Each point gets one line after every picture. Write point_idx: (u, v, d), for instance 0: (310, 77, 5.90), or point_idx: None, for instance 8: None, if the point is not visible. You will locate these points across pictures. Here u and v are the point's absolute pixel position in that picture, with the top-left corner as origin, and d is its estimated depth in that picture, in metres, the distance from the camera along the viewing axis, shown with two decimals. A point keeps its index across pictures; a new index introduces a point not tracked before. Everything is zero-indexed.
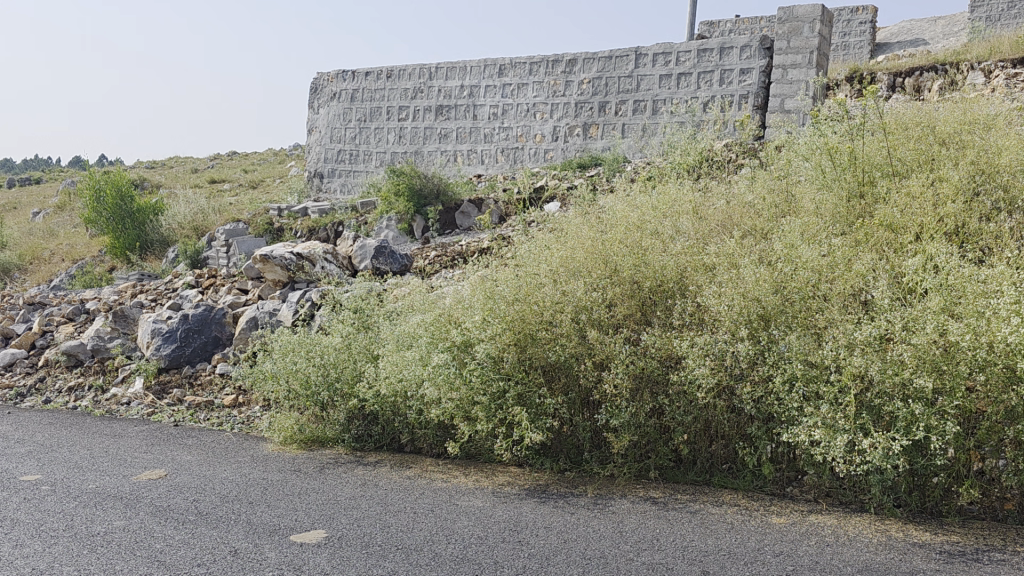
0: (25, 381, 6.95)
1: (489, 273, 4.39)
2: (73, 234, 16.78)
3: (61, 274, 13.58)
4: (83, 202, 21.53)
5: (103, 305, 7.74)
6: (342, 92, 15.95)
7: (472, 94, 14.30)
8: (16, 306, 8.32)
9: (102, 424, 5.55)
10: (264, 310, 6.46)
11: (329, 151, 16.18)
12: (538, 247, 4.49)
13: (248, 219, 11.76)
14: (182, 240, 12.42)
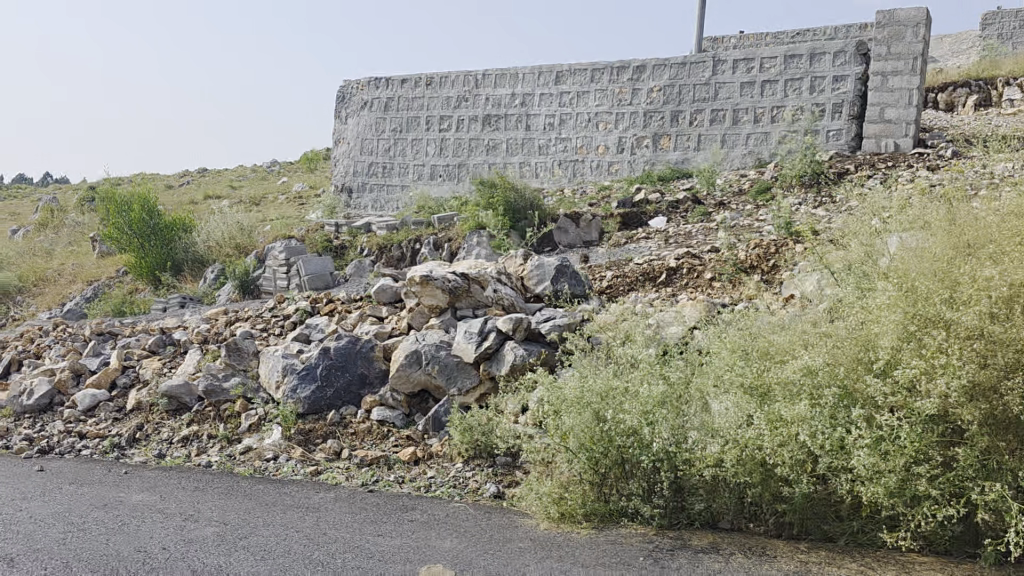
0: (119, 430, 5.74)
1: (870, 298, 3.41)
2: (74, 254, 15.39)
3: (76, 299, 12.25)
4: (70, 220, 20.06)
5: (194, 335, 6.54)
6: (375, 101, 14.86)
7: (525, 103, 13.33)
8: (78, 337, 7.07)
9: (265, 488, 4.39)
10: (428, 342, 5.34)
11: (359, 164, 15.05)
12: (911, 258, 3.50)
13: (303, 237, 10.61)
14: (224, 260, 11.24)
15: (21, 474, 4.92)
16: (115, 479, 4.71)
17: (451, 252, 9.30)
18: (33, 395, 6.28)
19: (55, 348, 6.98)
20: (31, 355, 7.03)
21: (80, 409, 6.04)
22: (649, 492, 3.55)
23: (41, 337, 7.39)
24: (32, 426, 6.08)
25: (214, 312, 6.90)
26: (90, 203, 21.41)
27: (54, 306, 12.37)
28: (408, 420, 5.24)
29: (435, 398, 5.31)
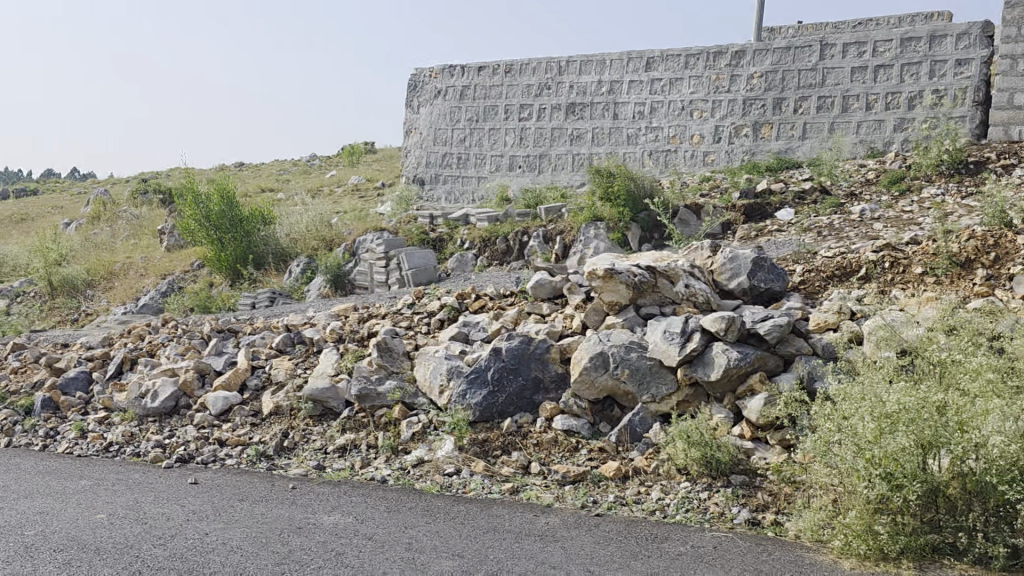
0: (261, 436, 5.24)
1: None
2: (139, 248, 14.99)
3: (151, 293, 11.83)
4: (125, 213, 19.71)
5: (327, 333, 6.03)
6: (450, 89, 14.33)
7: (613, 91, 12.74)
8: (193, 333, 6.58)
9: (470, 510, 3.85)
10: (615, 343, 4.78)
11: (432, 155, 14.53)
12: None
13: (396, 229, 10.11)
14: (309, 252, 10.76)
15: (177, 488, 4.41)
16: (286, 496, 4.19)
17: (564, 245, 8.75)
18: (159, 398, 5.80)
19: (171, 346, 6.51)
20: (145, 354, 6.56)
21: (212, 412, 5.55)
22: (999, 519, 2.97)
23: (151, 334, 6.91)
24: (160, 432, 5.59)
25: (341, 308, 6.38)
26: (142, 195, 21.07)
27: (127, 300, 11.96)
28: (596, 430, 4.68)
29: (623, 406, 4.76)
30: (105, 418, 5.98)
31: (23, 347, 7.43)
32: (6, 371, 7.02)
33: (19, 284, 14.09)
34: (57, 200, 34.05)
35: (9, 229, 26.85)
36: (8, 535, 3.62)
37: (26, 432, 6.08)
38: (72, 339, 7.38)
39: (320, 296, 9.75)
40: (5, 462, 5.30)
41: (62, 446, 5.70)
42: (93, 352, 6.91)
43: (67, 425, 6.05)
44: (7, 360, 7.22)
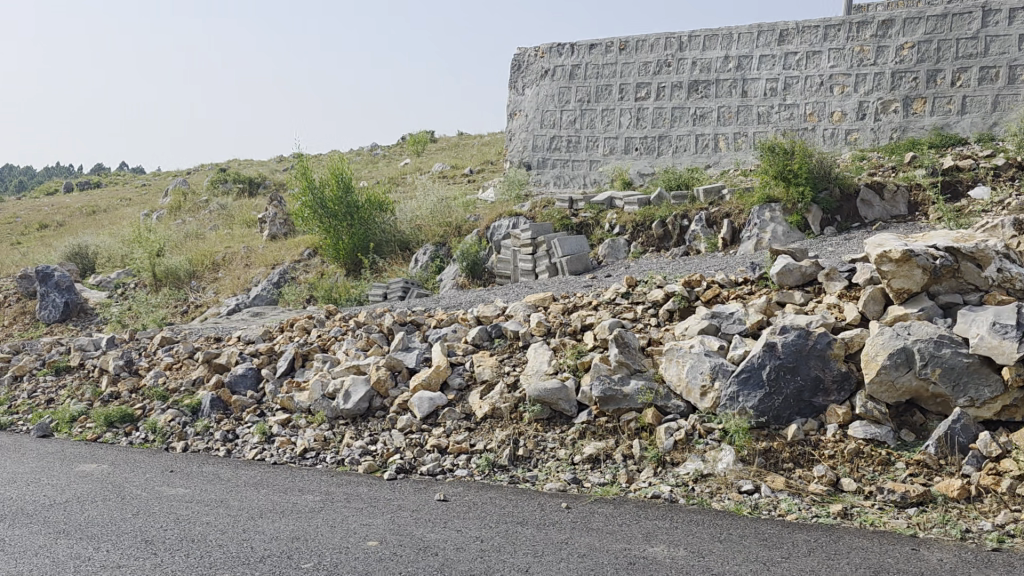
0: (485, 443, 4.63)
1: None
2: (236, 237, 14.53)
3: (263, 283, 11.32)
4: (209, 204, 19.32)
5: (532, 326, 5.40)
6: (558, 69, 13.59)
7: (741, 66, 11.90)
8: (370, 326, 6.00)
9: (819, 540, 3.19)
10: (919, 336, 4.06)
11: (539, 138, 13.83)
12: None
13: (533, 214, 9.46)
14: (434, 239, 10.18)
15: (429, 507, 3.81)
16: (571, 519, 3.56)
17: (733, 229, 8.05)
18: (351, 399, 5.22)
19: (347, 341, 5.94)
20: (318, 349, 6.00)
21: (418, 415, 4.95)
22: None
23: (317, 327, 6.35)
24: (360, 437, 5.02)
25: (538, 297, 5.74)
26: (222, 185, 20.75)
27: (236, 291, 11.52)
28: (902, 439, 3.99)
29: (928, 411, 4.07)
30: (288, 420, 5.42)
31: (173, 342, 6.93)
32: (161, 367, 6.52)
33: (118, 275, 13.77)
34: (125, 192, 34.09)
35: (84, 221, 26.81)
36: (284, 569, 3.05)
37: (200, 435, 5.55)
38: (225, 334, 6.87)
39: (456, 285, 9.16)
40: (199, 470, 4.77)
41: (249, 452, 5.15)
42: (255, 345, 6.37)
43: (245, 428, 5.51)
44: (159, 356, 6.73)
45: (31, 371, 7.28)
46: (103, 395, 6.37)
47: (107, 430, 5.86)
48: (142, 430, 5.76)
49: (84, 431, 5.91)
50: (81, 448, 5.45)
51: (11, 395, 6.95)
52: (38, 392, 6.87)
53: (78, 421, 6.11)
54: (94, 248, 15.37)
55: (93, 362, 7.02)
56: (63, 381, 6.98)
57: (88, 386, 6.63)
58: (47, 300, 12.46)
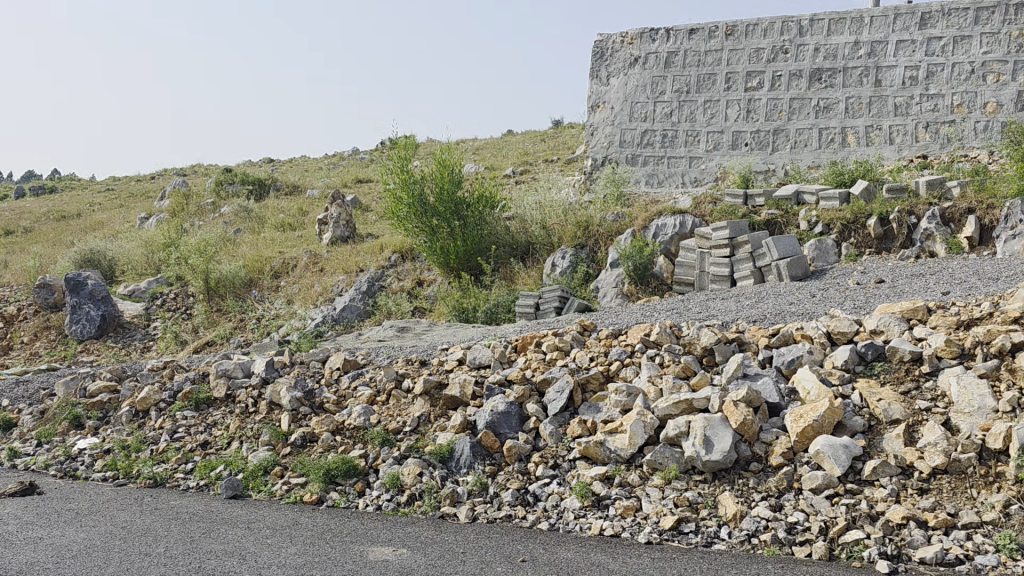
0: (976, 511, 3.29)
1: None
2: (280, 241, 12.80)
3: (350, 293, 9.72)
4: (219, 207, 17.42)
5: (935, 347, 4.06)
6: (651, 56, 12.22)
7: (874, 53, 10.78)
8: (670, 347, 4.58)
9: None
10: None
11: (628, 133, 12.37)
12: None
13: (702, 212, 8.13)
14: (569, 241, 8.74)
15: None
16: None
17: (981, 227, 6.84)
18: (716, 447, 3.81)
19: (644, 367, 4.52)
20: (601, 378, 4.56)
21: (837, 472, 3.57)
22: None
23: (575, 347, 4.91)
24: (751, 502, 3.62)
25: (905, 309, 4.42)
26: (229, 186, 18.88)
27: (315, 302, 9.88)
28: None
29: None
30: (610, 475, 3.98)
31: (359, 367, 5.41)
32: (362, 401, 5.01)
33: (150, 283, 11.95)
34: (89, 197, 31.60)
35: (54, 228, 24.43)
36: None
37: (479, 497, 4.07)
38: (426, 356, 5.36)
39: (622, 294, 7.77)
40: (559, 557, 3.31)
41: (583, 525, 3.70)
42: (493, 372, 4.90)
43: (544, 487, 4.05)
44: (350, 387, 5.20)
45: (158, 406, 5.67)
46: (293, 439, 4.82)
47: (330, 489, 4.34)
48: (382, 488, 4.26)
49: (295, 490, 4.38)
50: (325, 520, 3.92)
51: (144, 438, 5.34)
52: (183, 434, 5.28)
53: (275, 474, 4.57)
54: (109, 254, 13.48)
55: (251, 393, 5.44)
56: (213, 419, 5.39)
57: (261, 426, 5.08)
58: (78, 313, 10.62)
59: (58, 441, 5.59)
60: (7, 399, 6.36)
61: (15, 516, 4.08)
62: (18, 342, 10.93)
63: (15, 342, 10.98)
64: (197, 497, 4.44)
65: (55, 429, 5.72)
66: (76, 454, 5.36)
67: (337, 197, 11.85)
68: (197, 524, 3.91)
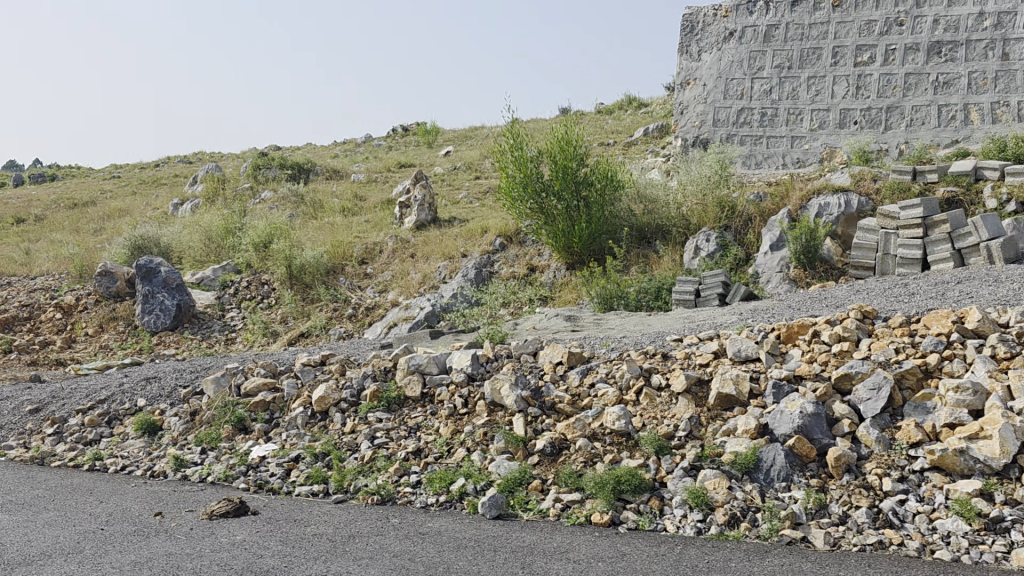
0: None
1: None
2: (350, 225, 12.04)
3: (457, 280, 8.99)
4: (261, 192, 16.57)
5: None
6: (748, 30, 11.55)
7: (1002, 24, 10.08)
8: (1000, 338, 3.92)
9: None
10: None
11: (722, 111, 11.68)
12: None
13: (866, 189, 7.46)
14: (710, 222, 8.07)
15: None
16: None
17: None
18: None
19: (974, 361, 3.86)
20: (919, 373, 3.89)
21: None
22: None
23: (863, 337, 4.24)
24: None
25: None
26: (266, 171, 18.03)
27: (416, 290, 9.14)
28: None
29: None
30: (990, 490, 3.30)
31: (585, 361, 4.69)
32: (609, 402, 4.30)
33: (218, 271, 11.15)
34: (96, 185, 30.58)
35: (69, 216, 23.45)
36: None
37: (823, 518, 3.38)
38: (664, 348, 4.66)
39: (789, 279, 7.09)
40: None
41: (993, 554, 3.02)
42: (768, 366, 4.22)
43: (904, 504, 3.36)
44: (584, 384, 4.49)
45: (340, 407, 4.93)
46: (541, 446, 4.11)
47: (621, 508, 3.63)
48: (687, 506, 3.56)
49: (575, 509, 3.67)
50: (656, 550, 3.21)
51: (338, 443, 4.61)
52: (386, 439, 4.54)
53: (536, 489, 3.86)
54: (163, 241, 12.65)
55: (457, 392, 4.71)
56: (416, 422, 4.67)
57: (487, 429, 4.36)
58: (151, 303, 9.83)
59: (227, 448, 4.85)
60: (143, 398, 5.60)
61: (261, 545, 3.35)
62: (83, 334, 10.13)
63: (79, 334, 10.17)
64: (454, 517, 3.72)
65: (219, 434, 4.98)
66: (258, 463, 4.62)
67: (420, 178, 11.09)
68: (502, 554, 3.20)
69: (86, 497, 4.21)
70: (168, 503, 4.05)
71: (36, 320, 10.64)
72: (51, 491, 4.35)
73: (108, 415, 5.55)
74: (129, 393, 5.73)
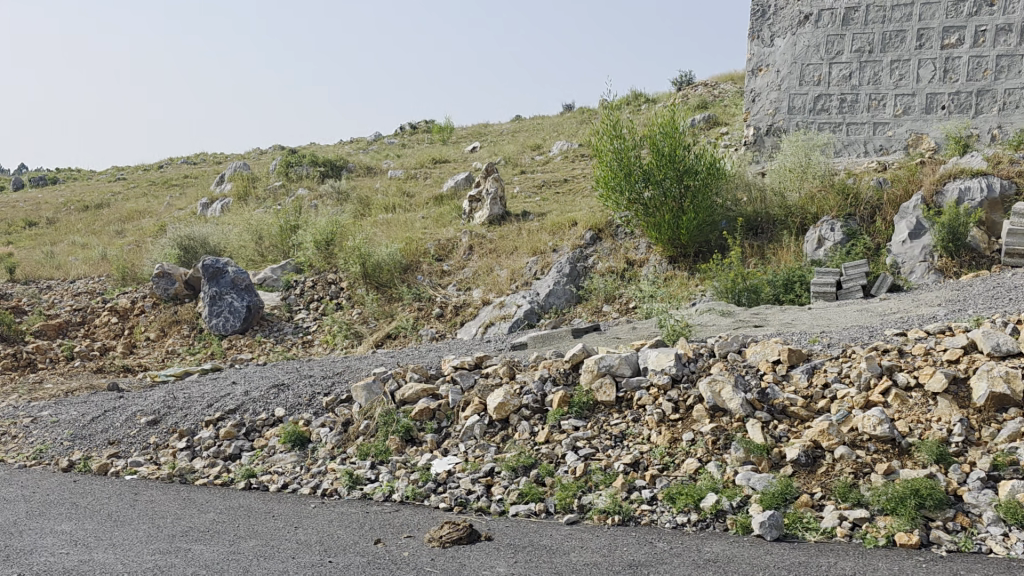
0: None
1: None
2: (411, 221, 11.54)
3: (552, 275, 8.51)
4: (296, 190, 16.01)
5: None
6: (826, 13, 11.03)
7: None
8: None
9: None
10: None
11: (798, 98, 11.25)
12: None
13: (1007, 172, 7.06)
14: (832, 210, 7.62)
15: None
16: None
17: None
18: None
19: None
20: None
21: None
22: None
23: None
24: None
25: None
26: (297, 168, 17.46)
27: (506, 287, 8.66)
28: None
29: None
30: None
31: (805, 359, 4.23)
32: (855, 404, 3.84)
33: (279, 271, 10.63)
34: (102, 187, 29.86)
35: (83, 219, 22.76)
36: None
37: None
38: (895, 343, 4.20)
39: (935, 268, 6.62)
40: None
41: None
42: None
43: None
44: (816, 385, 4.02)
45: (523, 414, 4.44)
46: (794, 455, 3.64)
47: (925, 527, 3.16)
48: (1005, 524, 3.10)
49: (868, 528, 3.21)
50: None
51: (536, 455, 4.12)
52: (593, 450, 4.06)
53: (807, 505, 3.40)
54: (212, 240, 12.10)
55: (663, 395, 4.24)
56: (621, 430, 4.19)
57: (716, 437, 3.89)
58: (220, 305, 9.30)
59: (401, 462, 4.35)
60: (281, 408, 5.09)
61: None
62: (144, 338, 9.58)
63: (140, 339, 9.62)
64: (726, 540, 3.24)
65: (386, 446, 4.48)
66: (445, 478, 4.13)
67: (492, 171, 10.62)
68: None
69: (275, 522, 3.72)
70: (375, 529, 3.56)
71: (90, 325, 10.08)
72: (226, 515, 3.85)
73: (242, 426, 5.04)
74: (262, 402, 5.22)
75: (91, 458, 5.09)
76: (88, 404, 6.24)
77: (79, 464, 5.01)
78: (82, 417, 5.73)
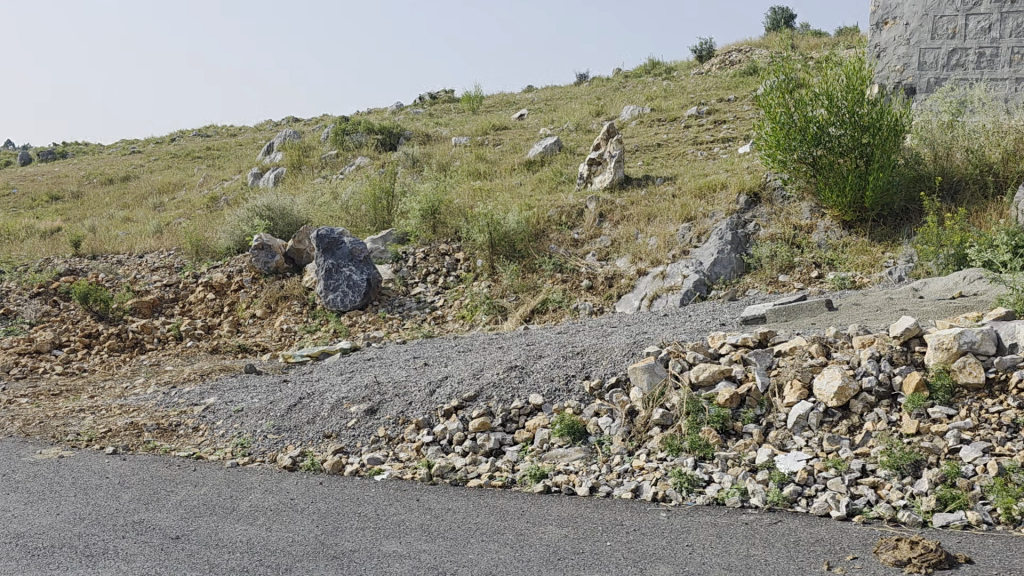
0: None
1: None
2: (514, 186, 10.80)
3: (714, 240, 7.81)
4: (358, 158, 15.17)
5: None
6: None
7: None
8: None
9: None
10: None
11: (929, 53, 9.70)
12: None
13: None
14: None
15: None
16: None
17: None
18: None
19: None
20: None
21: None
22: None
23: None
24: None
25: None
26: (352, 136, 16.62)
27: (660, 255, 7.94)
28: None
29: None
30: None
31: None
32: None
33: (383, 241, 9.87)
34: (119, 161, 28.79)
35: (110, 193, 21.72)
36: None
37: None
38: None
39: None
40: None
41: None
42: None
43: None
44: None
45: (867, 400, 3.75)
46: None
47: None
48: None
49: None
50: None
51: (916, 450, 3.43)
52: (990, 443, 3.37)
53: None
54: (295, 210, 11.30)
55: None
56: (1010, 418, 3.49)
57: None
58: (337, 278, 8.56)
59: (733, 459, 3.66)
60: (537, 394, 4.39)
61: None
62: (250, 316, 8.80)
63: (246, 315, 8.84)
64: None
65: (704, 439, 3.78)
66: (807, 479, 3.43)
67: (614, 133, 9.91)
68: None
69: (653, 538, 3.02)
70: (795, 549, 2.87)
71: (184, 301, 9.29)
72: (576, 529, 3.14)
73: (495, 416, 4.33)
74: (508, 387, 4.51)
75: (314, 455, 4.37)
76: (263, 392, 5.51)
77: (305, 461, 4.28)
78: (274, 407, 5.01)
